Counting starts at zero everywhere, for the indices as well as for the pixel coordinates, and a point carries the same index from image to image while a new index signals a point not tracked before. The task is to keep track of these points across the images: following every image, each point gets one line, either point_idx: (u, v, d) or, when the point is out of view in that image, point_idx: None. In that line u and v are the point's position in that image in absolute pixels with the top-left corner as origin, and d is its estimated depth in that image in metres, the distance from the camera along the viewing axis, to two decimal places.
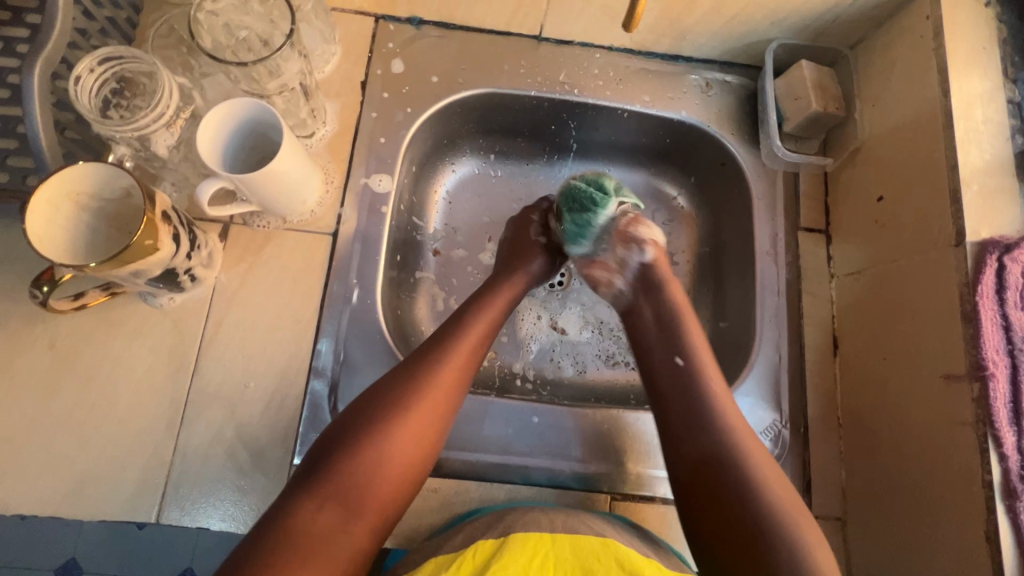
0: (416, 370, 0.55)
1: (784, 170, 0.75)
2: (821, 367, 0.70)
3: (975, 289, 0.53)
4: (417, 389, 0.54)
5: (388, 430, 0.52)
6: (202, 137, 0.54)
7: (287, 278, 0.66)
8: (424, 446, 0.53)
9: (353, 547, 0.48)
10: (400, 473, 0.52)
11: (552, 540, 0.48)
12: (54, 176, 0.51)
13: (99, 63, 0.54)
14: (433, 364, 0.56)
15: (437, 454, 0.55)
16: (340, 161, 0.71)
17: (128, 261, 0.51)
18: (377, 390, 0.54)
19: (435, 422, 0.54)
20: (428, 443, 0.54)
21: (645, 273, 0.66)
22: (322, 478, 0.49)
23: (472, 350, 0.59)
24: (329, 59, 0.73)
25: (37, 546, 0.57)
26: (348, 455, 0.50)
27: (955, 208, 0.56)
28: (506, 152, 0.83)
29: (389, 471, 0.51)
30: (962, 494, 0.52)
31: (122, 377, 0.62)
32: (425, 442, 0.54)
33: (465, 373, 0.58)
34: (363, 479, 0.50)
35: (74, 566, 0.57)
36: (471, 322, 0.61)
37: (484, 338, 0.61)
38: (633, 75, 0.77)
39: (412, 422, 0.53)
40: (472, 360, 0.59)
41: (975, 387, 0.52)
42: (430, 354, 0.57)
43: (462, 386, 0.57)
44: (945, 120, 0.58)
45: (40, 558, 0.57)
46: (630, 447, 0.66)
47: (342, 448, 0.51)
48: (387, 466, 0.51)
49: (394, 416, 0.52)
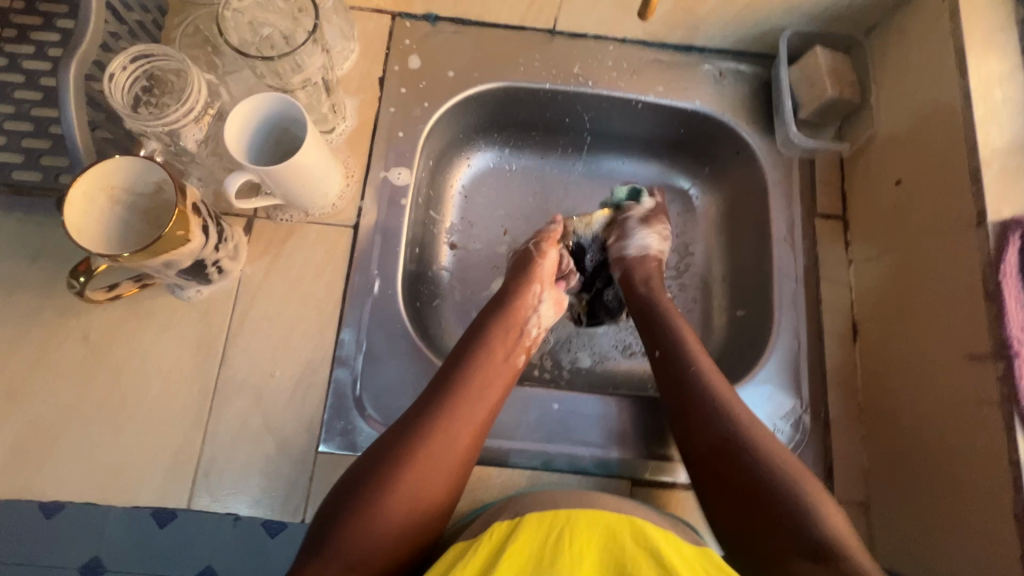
0: (419, 420, 0.54)
1: (800, 157, 0.75)
2: (841, 353, 0.69)
3: (998, 268, 0.53)
4: (419, 441, 0.53)
5: (390, 483, 0.50)
6: (229, 131, 0.56)
7: (310, 270, 0.68)
8: (430, 497, 0.52)
9: None
10: (404, 525, 0.50)
11: (566, 517, 0.48)
12: (90, 170, 0.52)
13: (131, 61, 0.56)
14: (435, 413, 0.55)
15: (447, 505, 0.53)
16: (360, 155, 0.72)
17: (160, 251, 0.53)
18: (382, 442, 0.53)
19: (439, 472, 0.52)
20: (432, 494, 0.52)
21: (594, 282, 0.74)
22: (327, 535, 0.48)
23: (475, 395, 0.57)
24: (348, 56, 0.74)
25: (70, 543, 0.58)
26: (354, 507, 0.49)
27: (976, 188, 0.56)
28: (521, 147, 0.84)
29: (391, 526, 0.49)
30: (988, 484, 0.52)
31: (152, 368, 0.63)
32: (431, 491, 0.52)
33: (468, 419, 0.55)
34: (366, 534, 0.49)
35: (98, 564, 0.57)
36: (474, 366, 0.59)
37: (488, 381, 0.58)
38: (647, 66, 0.78)
39: (414, 474, 0.51)
40: (475, 405, 0.57)
41: (1000, 366, 0.51)
42: (432, 402, 0.56)
43: (466, 433, 0.55)
44: (964, 101, 0.58)
45: (66, 557, 0.57)
46: (650, 433, 0.66)
47: (348, 499, 0.50)
48: (390, 519, 0.50)
49: (397, 467, 0.51)
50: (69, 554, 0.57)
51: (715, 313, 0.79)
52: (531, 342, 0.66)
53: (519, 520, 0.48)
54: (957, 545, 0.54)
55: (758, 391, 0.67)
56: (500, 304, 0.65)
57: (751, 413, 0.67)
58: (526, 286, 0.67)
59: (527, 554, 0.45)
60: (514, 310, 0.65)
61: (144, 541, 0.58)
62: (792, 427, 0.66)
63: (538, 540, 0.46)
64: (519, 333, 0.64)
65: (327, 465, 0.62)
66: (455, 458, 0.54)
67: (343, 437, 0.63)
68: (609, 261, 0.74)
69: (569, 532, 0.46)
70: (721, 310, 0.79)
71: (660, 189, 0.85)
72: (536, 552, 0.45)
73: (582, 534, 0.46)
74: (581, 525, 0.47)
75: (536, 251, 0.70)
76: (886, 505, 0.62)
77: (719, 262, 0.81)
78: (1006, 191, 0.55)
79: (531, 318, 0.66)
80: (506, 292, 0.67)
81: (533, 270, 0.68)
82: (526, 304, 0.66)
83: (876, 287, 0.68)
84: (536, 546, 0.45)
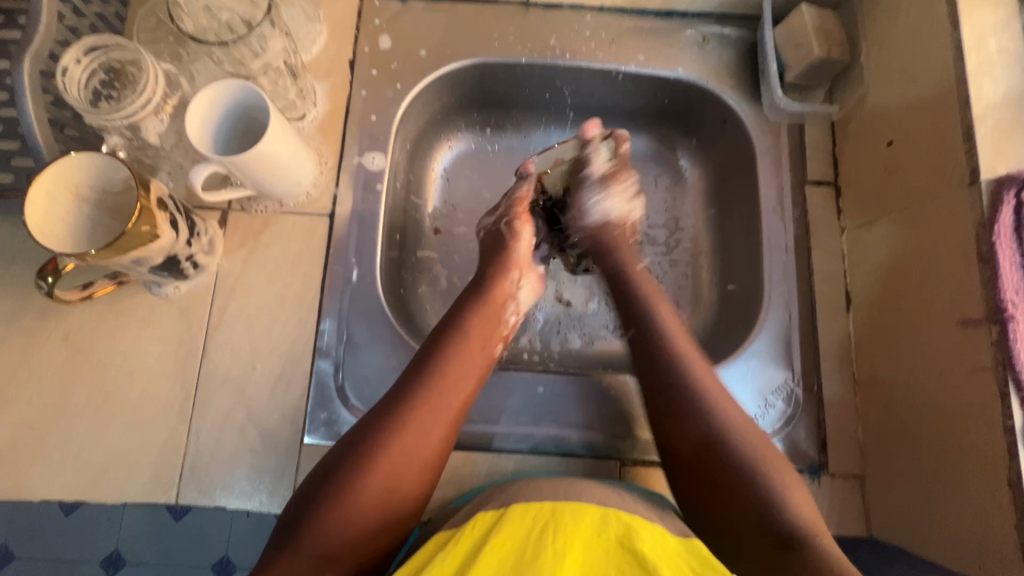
0: (390, 413, 0.53)
1: (788, 122, 0.73)
2: (834, 324, 0.68)
3: (991, 228, 0.50)
4: (392, 430, 0.52)
5: (362, 476, 0.50)
6: (191, 128, 0.55)
7: (288, 262, 0.67)
8: (402, 490, 0.51)
9: None
10: (376, 519, 0.50)
11: (553, 509, 0.47)
12: (50, 170, 0.52)
13: (85, 54, 0.55)
14: (408, 405, 0.54)
15: (421, 496, 0.53)
16: (332, 141, 0.70)
17: (128, 248, 0.52)
18: (354, 436, 0.53)
19: (412, 463, 0.52)
20: (404, 486, 0.51)
21: (596, 235, 0.69)
22: (297, 529, 0.48)
23: (448, 386, 0.56)
24: (316, 39, 0.72)
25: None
26: (324, 501, 0.49)
27: (968, 144, 0.53)
28: (502, 125, 0.82)
29: (363, 518, 0.49)
30: (982, 454, 0.50)
31: (133, 366, 0.63)
32: (402, 484, 0.51)
33: (442, 409, 0.55)
34: (337, 526, 0.48)
35: (117, 557, 0.62)
36: (448, 357, 0.58)
37: (462, 372, 0.57)
38: (627, 34, 0.75)
39: (386, 467, 0.51)
40: (449, 396, 0.56)
41: (993, 330, 0.49)
42: (404, 394, 0.55)
43: (439, 423, 0.54)
44: (955, 54, 0.55)
45: (87, 552, 0.62)
46: (639, 412, 0.65)
47: (320, 492, 0.50)
48: (360, 513, 0.49)
49: (368, 461, 0.51)
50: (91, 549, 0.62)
51: (705, 288, 0.77)
52: (508, 331, 0.64)
53: (504, 511, 0.48)
54: (950, 513, 0.53)
55: (749, 364, 0.66)
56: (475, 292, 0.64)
57: (741, 390, 0.65)
58: (502, 275, 0.65)
59: (507, 543, 0.44)
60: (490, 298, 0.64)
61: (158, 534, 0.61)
62: (784, 401, 0.65)
63: (521, 532, 0.45)
64: (494, 321, 0.62)
65: (313, 456, 0.62)
66: (428, 449, 0.53)
67: (327, 427, 0.62)
68: (604, 194, 0.69)
69: (555, 534, 0.45)
70: (712, 284, 0.77)
71: (647, 162, 0.82)
72: (520, 540, 0.45)
73: (567, 527, 0.45)
74: (566, 518, 0.46)
75: (510, 235, 0.67)
76: (881, 477, 0.61)
77: (709, 236, 0.79)
78: (999, 147, 0.52)
79: (510, 307, 0.65)
80: (482, 280, 0.65)
81: (510, 258, 0.66)
82: (503, 291, 0.64)
83: (871, 254, 0.65)
84: (520, 537, 0.45)
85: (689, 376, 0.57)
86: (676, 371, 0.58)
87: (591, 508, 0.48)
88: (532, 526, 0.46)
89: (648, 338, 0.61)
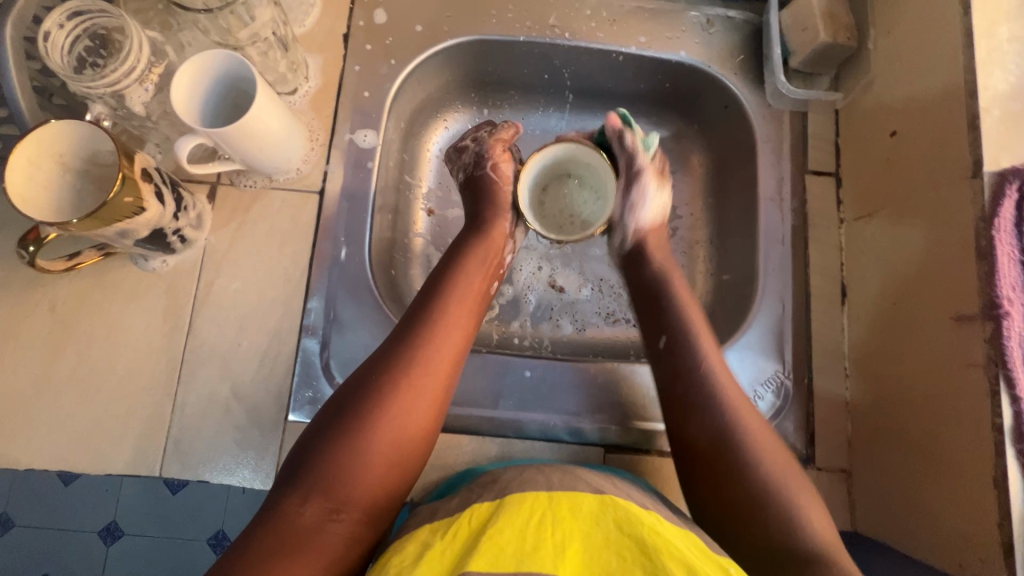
0: (392, 355, 0.53)
1: (791, 110, 0.71)
2: (828, 317, 0.67)
3: (992, 222, 0.49)
4: (396, 371, 0.52)
5: (366, 422, 0.49)
6: (176, 103, 0.53)
7: (276, 238, 0.66)
8: (409, 433, 0.50)
9: (344, 539, 0.46)
10: (386, 463, 0.49)
11: (548, 499, 0.46)
12: (30, 136, 0.50)
13: (69, 18, 0.54)
14: (407, 350, 0.53)
15: (429, 437, 0.52)
16: (325, 117, 0.69)
17: (110, 219, 0.51)
18: (353, 383, 0.52)
19: (419, 404, 0.51)
20: (411, 426, 0.51)
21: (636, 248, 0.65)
22: (304, 473, 0.47)
23: (450, 327, 0.56)
24: (309, 11, 0.71)
25: (83, 512, 0.60)
26: (327, 448, 0.48)
27: (974, 136, 0.51)
28: (499, 106, 0.80)
29: (373, 461, 0.48)
30: (967, 452, 0.50)
31: (120, 339, 0.63)
32: (408, 427, 0.50)
33: (443, 350, 0.54)
34: (344, 469, 0.47)
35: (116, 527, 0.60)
36: (450, 300, 0.57)
37: (461, 314, 0.57)
38: (628, 15, 0.73)
39: (391, 408, 0.50)
40: (448, 337, 0.55)
41: (987, 327, 0.48)
42: (407, 335, 0.54)
43: (442, 364, 0.54)
44: (964, 42, 0.53)
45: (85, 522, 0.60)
46: (627, 397, 0.65)
47: (321, 440, 0.49)
48: (370, 455, 0.48)
49: (370, 406, 0.50)
50: (88, 520, 0.60)
51: (701, 277, 0.76)
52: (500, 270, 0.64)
53: (501, 502, 0.46)
54: (932, 509, 0.53)
55: (739, 356, 0.65)
56: (468, 237, 0.63)
57: None
58: (497, 215, 0.65)
59: (505, 537, 0.43)
60: (484, 241, 0.63)
61: (155, 504, 0.60)
62: (773, 393, 0.64)
63: (518, 521, 0.44)
64: (487, 263, 0.62)
65: (297, 434, 0.62)
66: (433, 388, 0.53)
67: (312, 405, 0.62)
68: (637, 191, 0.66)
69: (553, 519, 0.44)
70: (707, 273, 0.76)
71: None
72: (517, 534, 0.43)
73: (566, 517, 0.45)
74: (562, 508, 0.45)
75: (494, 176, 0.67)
76: (868, 472, 0.61)
77: (705, 225, 0.77)
78: (1004, 138, 0.50)
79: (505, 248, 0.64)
80: (474, 224, 0.64)
81: (498, 199, 0.66)
82: (499, 233, 0.64)
83: (868, 246, 0.64)
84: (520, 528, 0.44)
85: (701, 358, 0.56)
86: (684, 336, 0.58)
87: (590, 496, 0.46)
88: (532, 520, 0.44)
89: (682, 342, 0.57)
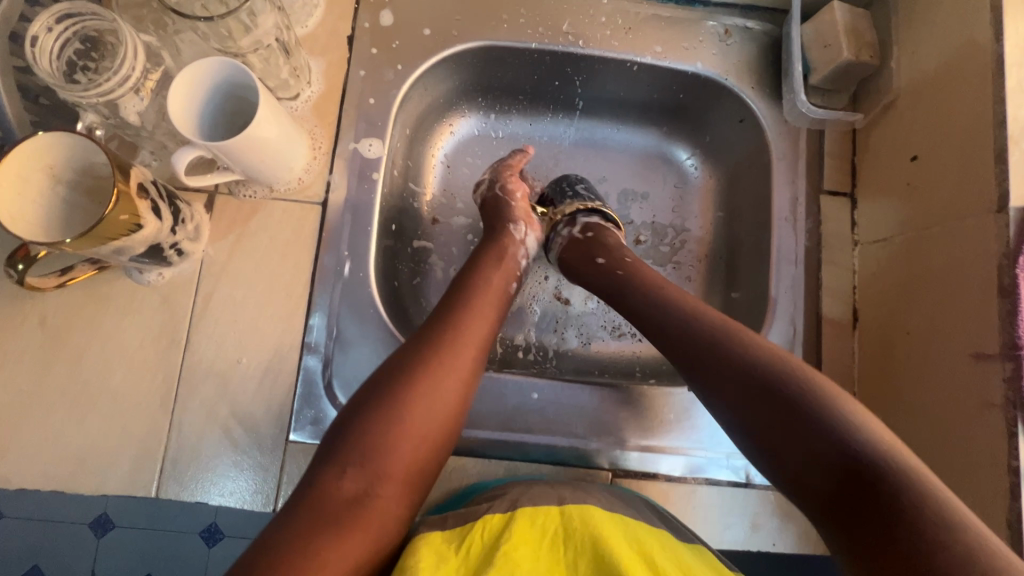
0: (425, 334, 0.52)
1: (808, 127, 0.69)
2: (840, 341, 0.66)
3: (1016, 260, 0.48)
4: (429, 347, 0.51)
5: (400, 395, 0.48)
6: (173, 114, 0.51)
7: (277, 251, 0.64)
8: (442, 409, 0.49)
9: (383, 512, 0.45)
10: (421, 437, 0.48)
11: (561, 513, 0.47)
12: (22, 150, 0.48)
13: (57, 21, 0.50)
14: (438, 328, 0.53)
15: (462, 415, 0.51)
16: (328, 125, 0.66)
17: (105, 238, 0.49)
18: (387, 362, 0.51)
19: (451, 379, 0.50)
20: (444, 400, 0.50)
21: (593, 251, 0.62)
22: (341, 445, 0.46)
23: (480, 307, 0.55)
24: (312, 12, 0.67)
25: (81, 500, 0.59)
26: (365, 420, 0.47)
27: (1000, 170, 0.50)
28: (507, 112, 0.77)
29: (408, 435, 0.47)
30: (981, 490, 0.49)
31: (113, 355, 0.61)
32: (441, 401, 0.49)
33: (473, 328, 0.54)
34: (381, 441, 0.46)
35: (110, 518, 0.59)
36: (480, 282, 0.58)
37: (488, 294, 0.57)
38: (644, 23, 0.70)
39: (424, 381, 0.49)
40: (479, 314, 0.55)
41: (1007, 367, 0.48)
42: (438, 315, 0.54)
43: (473, 341, 0.53)
44: (995, 70, 0.51)
45: None
46: (633, 418, 0.64)
47: (356, 414, 0.48)
48: (406, 427, 0.47)
49: (405, 380, 0.49)
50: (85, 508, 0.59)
51: (709, 295, 0.75)
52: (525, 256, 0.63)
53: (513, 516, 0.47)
54: None
55: None
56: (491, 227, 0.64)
57: None
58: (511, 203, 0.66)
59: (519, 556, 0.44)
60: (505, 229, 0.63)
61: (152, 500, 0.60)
62: None
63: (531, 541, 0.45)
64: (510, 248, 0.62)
65: (298, 455, 0.60)
66: (465, 363, 0.52)
67: (314, 425, 0.61)
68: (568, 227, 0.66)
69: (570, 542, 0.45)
70: (715, 291, 0.75)
71: (656, 162, 0.79)
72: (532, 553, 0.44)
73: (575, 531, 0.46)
74: (574, 522, 0.47)
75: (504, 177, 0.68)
76: None
77: (714, 240, 0.76)
78: None
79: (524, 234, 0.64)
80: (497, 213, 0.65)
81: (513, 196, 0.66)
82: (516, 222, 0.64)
83: (883, 271, 0.63)
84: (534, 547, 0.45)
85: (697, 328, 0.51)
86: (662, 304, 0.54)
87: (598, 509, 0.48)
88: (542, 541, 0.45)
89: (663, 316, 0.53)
